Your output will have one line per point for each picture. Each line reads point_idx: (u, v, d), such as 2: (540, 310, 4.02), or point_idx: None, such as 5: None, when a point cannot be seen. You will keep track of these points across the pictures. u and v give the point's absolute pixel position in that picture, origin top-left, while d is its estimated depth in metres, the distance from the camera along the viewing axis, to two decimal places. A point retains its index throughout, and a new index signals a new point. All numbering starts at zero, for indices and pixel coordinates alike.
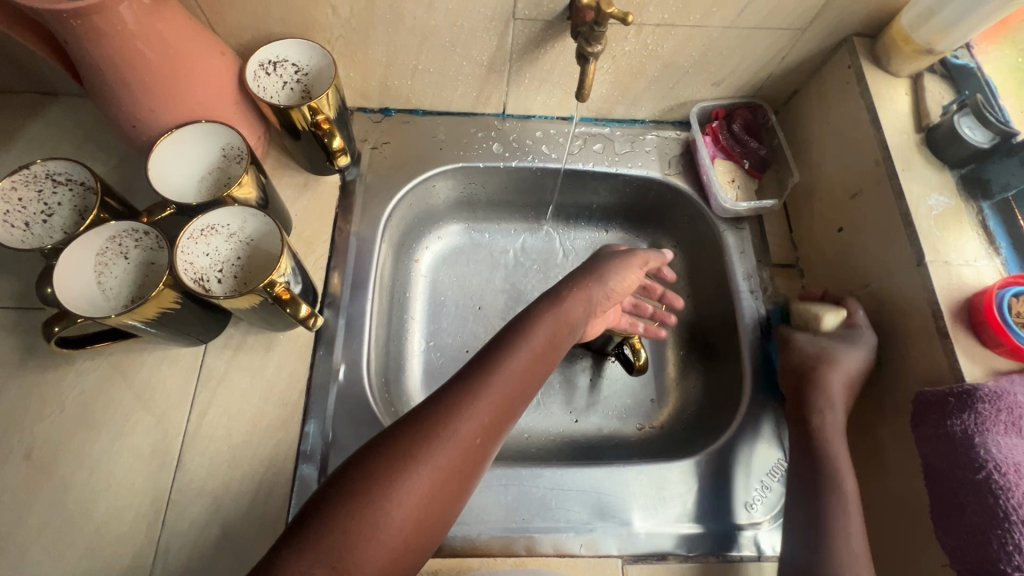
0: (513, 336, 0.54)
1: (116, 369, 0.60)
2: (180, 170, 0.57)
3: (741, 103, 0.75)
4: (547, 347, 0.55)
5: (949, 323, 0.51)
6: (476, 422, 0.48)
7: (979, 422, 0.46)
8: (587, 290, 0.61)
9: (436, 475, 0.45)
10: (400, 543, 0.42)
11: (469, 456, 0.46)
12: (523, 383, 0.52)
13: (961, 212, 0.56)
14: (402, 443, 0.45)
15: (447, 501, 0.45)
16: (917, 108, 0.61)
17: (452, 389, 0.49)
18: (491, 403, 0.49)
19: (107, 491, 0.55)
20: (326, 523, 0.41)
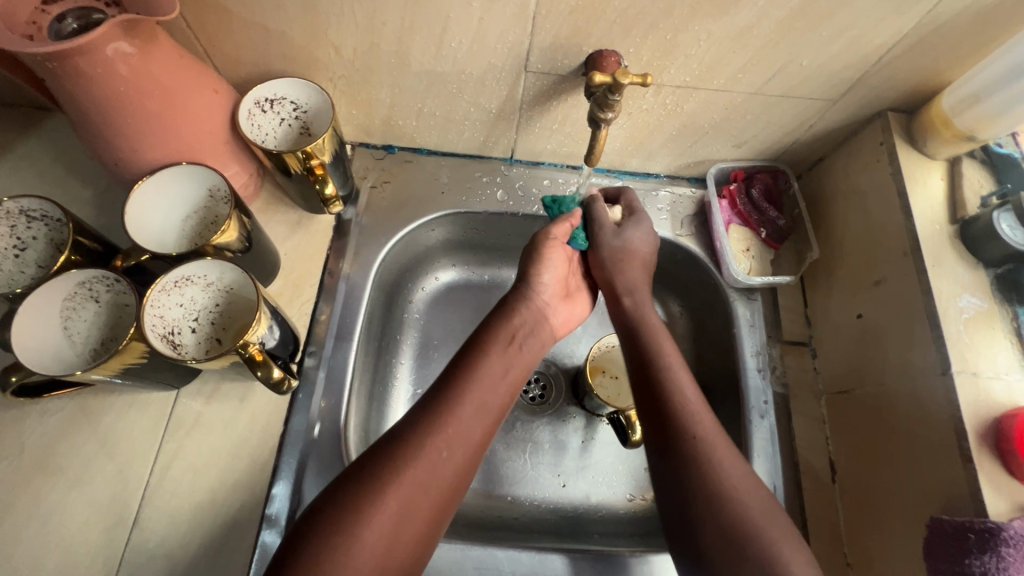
0: (474, 361, 0.53)
1: (82, 411, 0.57)
2: (150, 217, 0.54)
3: (762, 166, 0.71)
4: (515, 372, 0.54)
5: (973, 446, 0.47)
6: (442, 448, 0.46)
7: (1002, 567, 0.42)
8: (531, 298, 0.60)
9: (422, 476, 0.44)
10: (371, 574, 0.40)
11: (438, 478, 0.45)
12: (490, 405, 0.51)
13: (994, 316, 0.52)
14: (368, 476, 0.44)
15: (438, 501, 0.45)
16: (952, 196, 0.57)
17: (418, 415, 0.48)
18: (473, 406, 0.50)
19: (57, 546, 0.52)
20: (309, 544, 0.39)
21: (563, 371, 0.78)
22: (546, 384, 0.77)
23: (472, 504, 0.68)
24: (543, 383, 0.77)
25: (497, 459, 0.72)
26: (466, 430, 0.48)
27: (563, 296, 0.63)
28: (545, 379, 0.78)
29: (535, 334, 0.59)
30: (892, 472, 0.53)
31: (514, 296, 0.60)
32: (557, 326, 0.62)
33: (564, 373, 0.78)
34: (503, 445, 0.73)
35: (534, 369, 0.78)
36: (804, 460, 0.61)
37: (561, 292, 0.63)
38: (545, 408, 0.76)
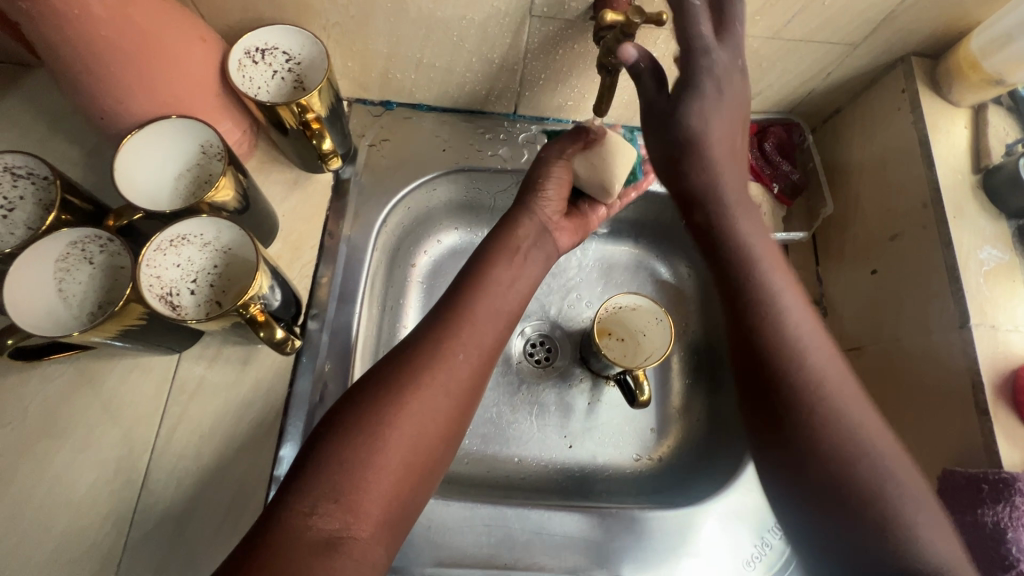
0: (484, 273, 0.54)
1: (83, 375, 0.56)
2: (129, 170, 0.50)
3: (776, 118, 0.68)
4: (526, 281, 0.56)
5: (990, 398, 0.46)
6: (455, 352, 0.48)
7: (1015, 517, 0.42)
8: (533, 210, 0.60)
9: (437, 384, 0.46)
10: (398, 466, 0.42)
11: (453, 382, 0.46)
12: (500, 312, 0.53)
13: (1014, 269, 0.50)
14: (388, 373, 0.46)
15: (455, 407, 0.46)
16: (977, 145, 0.54)
17: (434, 324, 0.50)
18: (483, 313, 0.51)
19: (66, 507, 0.52)
20: (329, 456, 0.40)
21: (569, 334, 0.77)
22: (551, 347, 0.77)
23: (480, 465, 0.69)
24: (548, 347, 0.77)
25: (502, 421, 0.72)
26: (478, 336, 0.50)
27: (563, 213, 0.63)
28: (551, 342, 0.77)
29: (539, 245, 0.59)
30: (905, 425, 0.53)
31: (517, 209, 0.60)
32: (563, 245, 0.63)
33: (570, 336, 0.77)
34: (509, 407, 0.72)
35: (540, 332, 0.77)
36: None
37: (563, 209, 0.63)
38: (551, 370, 0.75)
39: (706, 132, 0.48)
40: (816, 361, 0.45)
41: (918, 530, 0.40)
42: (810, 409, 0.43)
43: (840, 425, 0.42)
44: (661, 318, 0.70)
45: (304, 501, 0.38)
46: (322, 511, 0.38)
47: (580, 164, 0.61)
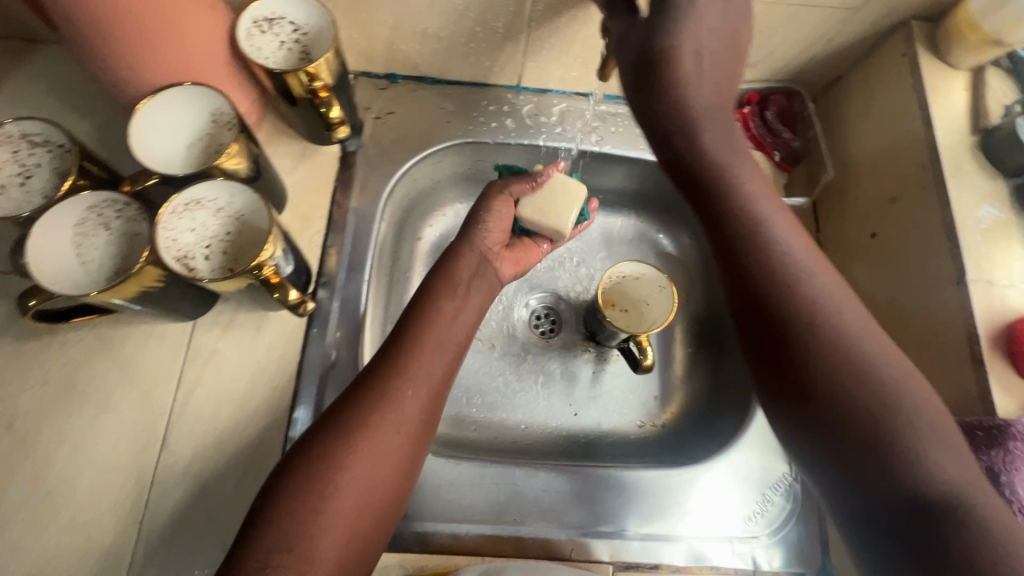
0: (430, 307, 0.54)
1: (101, 342, 0.57)
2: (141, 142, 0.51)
3: (778, 87, 0.69)
4: (470, 314, 0.56)
5: (985, 350, 0.47)
6: (404, 387, 0.48)
7: (1009, 461, 0.43)
8: (473, 242, 0.60)
9: (389, 421, 0.46)
10: (351, 509, 0.42)
11: (405, 420, 0.46)
12: (448, 344, 0.53)
13: (1011, 226, 0.51)
14: (338, 414, 0.45)
15: (407, 445, 0.46)
16: (975, 106, 0.55)
17: (383, 361, 0.50)
18: (431, 349, 0.51)
19: (88, 467, 0.53)
20: (279, 505, 0.41)
21: (574, 306, 0.78)
22: (556, 319, 0.78)
23: (487, 432, 0.70)
24: (553, 319, 0.78)
25: (509, 390, 0.73)
26: (428, 370, 0.50)
27: (504, 246, 0.63)
28: (556, 314, 0.78)
29: (481, 277, 0.59)
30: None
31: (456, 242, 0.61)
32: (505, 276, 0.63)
33: (574, 307, 0.78)
34: (515, 376, 0.74)
35: (545, 304, 0.78)
36: None
37: (506, 242, 0.63)
38: (556, 341, 0.76)
39: (681, 51, 0.48)
40: (817, 279, 0.44)
41: (936, 469, 0.38)
42: (816, 338, 0.42)
43: (834, 342, 0.42)
44: (665, 286, 0.72)
45: (255, 551, 0.39)
46: (275, 564, 0.38)
47: (523, 203, 0.62)
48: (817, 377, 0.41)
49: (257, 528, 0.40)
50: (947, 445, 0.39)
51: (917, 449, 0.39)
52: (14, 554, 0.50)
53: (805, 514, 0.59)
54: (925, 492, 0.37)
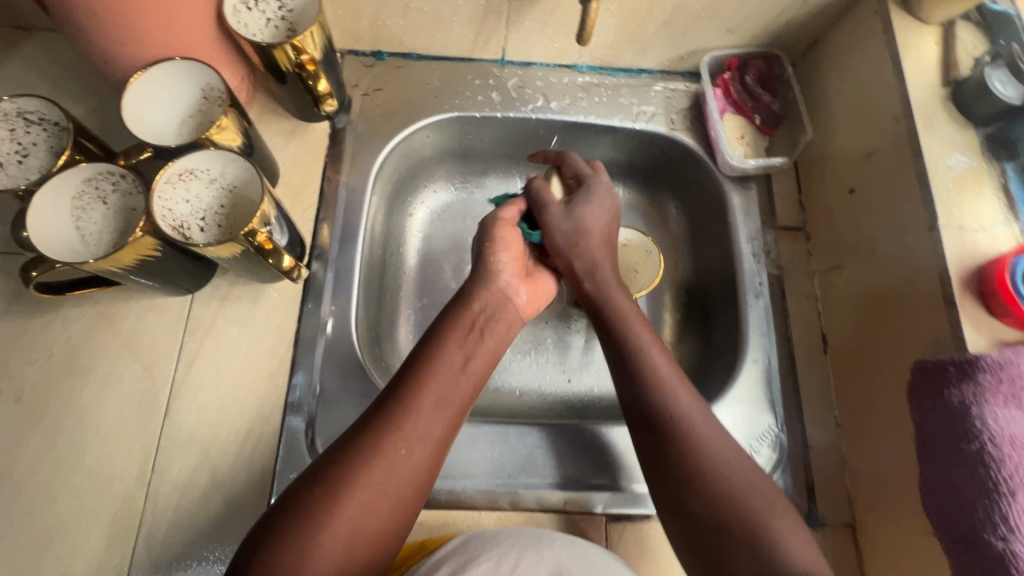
0: (437, 350, 0.51)
1: (104, 316, 0.59)
2: (134, 113, 0.53)
3: (756, 53, 0.70)
4: (479, 360, 0.53)
5: (957, 291, 0.49)
6: (399, 445, 0.45)
7: (978, 393, 0.44)
8: (491, 282, 0.58)
9: (379, 481, 0.44)
10: (330, 574, 0.40)
11: (396, 480, 0.44)
12: (452, 398, 0.49)
13: (982, 173, 0.53)
14: (326, 473, 0.44)
15: (394, 504, 0.44)
16: (946, 59, 0.56)
17: (380, 414, 0.47)
18: (431, 404, 0.48)
19: (96, 436, 0.55)
20: (260, 564, 0.39)
21: None
22: None
23: (483, 398, 0.72)
24: None
25: (503, 359, 0.75)
26: (424, 427, 0.47)
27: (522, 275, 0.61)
28: None
29: (497, 315, 0.57)
30: (890, 328, 0.55)
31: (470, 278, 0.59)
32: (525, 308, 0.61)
33: None
34: (509, 346, 0.75)
35: None
36: (798, 335, 0.64)
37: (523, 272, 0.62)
38: (549, 311, 0.78)
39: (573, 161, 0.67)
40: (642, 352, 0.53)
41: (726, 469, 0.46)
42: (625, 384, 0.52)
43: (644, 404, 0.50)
44: (652, 251, 0.73)
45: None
46: None
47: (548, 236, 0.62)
48: (670, 420, 0.48)
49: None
50: (771, 494, 0.45)
51: (734, 473, 0.46)
52: (28, 519, 0.52)
53: (793, 467, 0.59)
54: (734, 502, 0.44)
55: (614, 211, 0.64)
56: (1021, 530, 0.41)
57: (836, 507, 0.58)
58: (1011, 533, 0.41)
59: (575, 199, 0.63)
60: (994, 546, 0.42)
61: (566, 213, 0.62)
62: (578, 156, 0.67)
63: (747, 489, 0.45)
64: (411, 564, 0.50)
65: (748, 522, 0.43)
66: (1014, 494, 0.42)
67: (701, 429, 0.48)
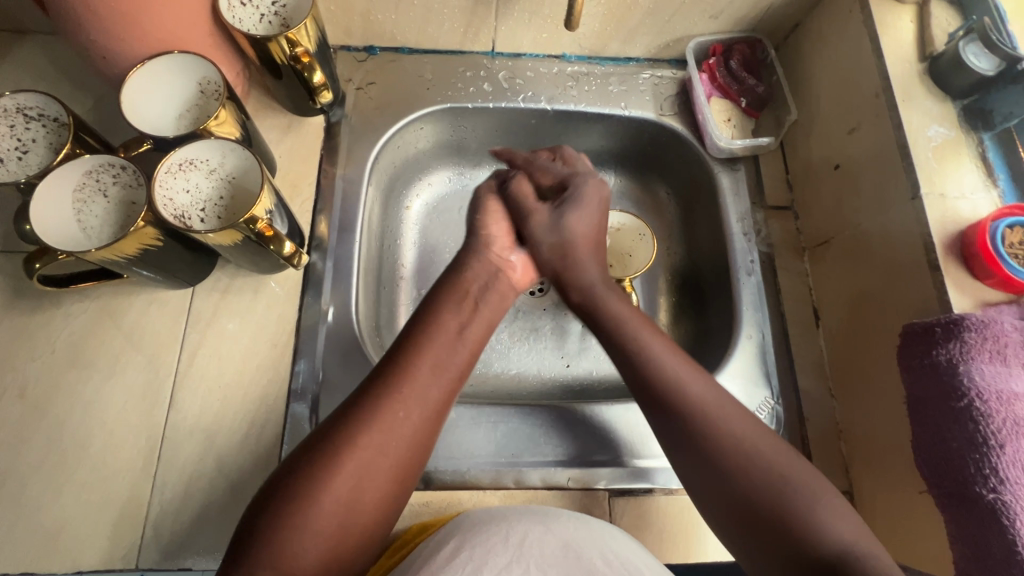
0: (433, 316, 0.53)
1: (105, 311, 0.60)
2: (132, 107, 0.54)
3: (739, 38, 0.72)
4: (478, 327, 0.55)
5: (941, 256, 0.50)
6: (398, 406, 0.47)
7: (965, 351, 0.46)
8: (480, 252, 0.60)
9: (381, 440, 0.45)
10: (335, 529, 0.42)
11: (398, 444, 0.46)
12: (448, 362, 0.51)
13: (960, 143, 0.55)
14: (328, 434, 0.45)
15: (396, 467, 0.45)
16: (922, 35, 0.58)
17: (378, 379, 0.48)
18: (428, 368, 0.49)
19: (101, 429, 0.55)
20: (267, 528, 0.40)
21: None
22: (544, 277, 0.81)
23: (483, 384, 0.73)
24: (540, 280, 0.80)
25: (502, 346, 0.76)
26: (422, 391, 0.48)
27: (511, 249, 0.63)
28: None
29: (490, 287, 0.58)
30: (880, 295, 0.56)
31: (465, 250, 0.61)
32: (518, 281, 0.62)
33: None
34: (507, 333, 0.76)
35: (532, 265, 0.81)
36: (791, 310, 0.66)
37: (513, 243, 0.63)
38: (545, 299, 0.79)
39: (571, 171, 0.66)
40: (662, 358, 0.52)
41: (767, 461, 0.46)
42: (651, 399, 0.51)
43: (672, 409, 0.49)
44: (644, 234, 0.76)
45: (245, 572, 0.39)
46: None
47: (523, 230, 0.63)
48: (671, 383, 0.50)
49: (247, 559, 0.40)
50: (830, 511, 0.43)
51: (726, 412, 0.48)
52: (35, 511, 0.52)
53: (790, 438, 0.60)
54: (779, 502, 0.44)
55: (602, 206, 0.64)
56: (1011, 482, 0.43)
57: (833, 476, 0.59)
58: (1000, 484, 0.43)
59: (563, 207, 0.63)
60: (985, 497, 0.43)
61: (554, 222, 0.62)
62: (547, 157, 0.68)
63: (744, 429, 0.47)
64: (417, 543, 0.50)
65: (733, 460, 0.46)
66: (1003, 446, 0.43)
67: (696, 390, 0.50)
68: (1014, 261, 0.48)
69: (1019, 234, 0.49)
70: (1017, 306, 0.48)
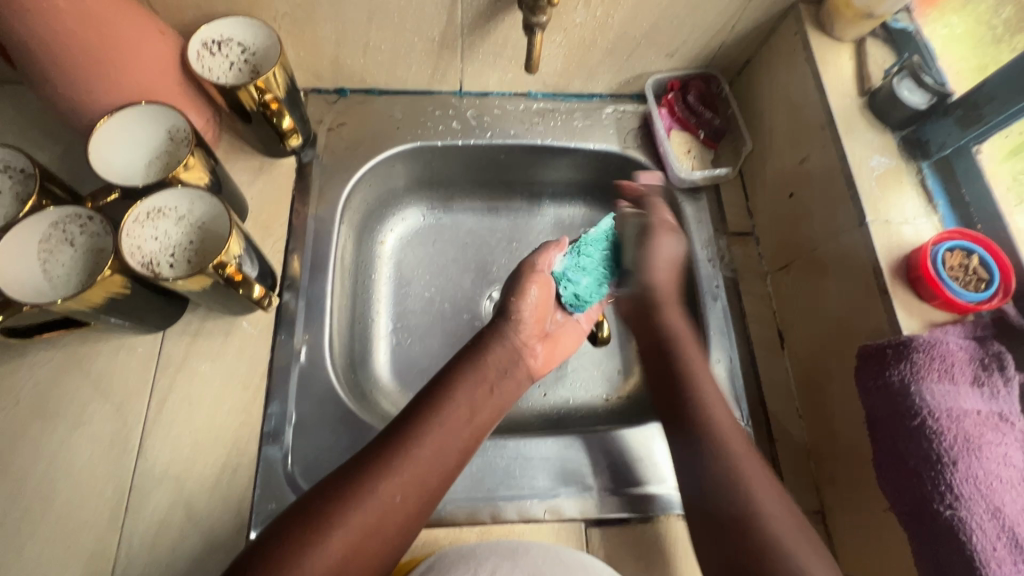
0: (444, 394, 0.54)
1: (72, 359, 0.59)
2: (101, 159, 0.54)
3: (694, 74, 0.76)
4: (485, 415, 0.55)
5: (888, 279, 0.53)
6: (395, 490, 0.47)
7: (915, 371, 0.48)
8: (508, 335, 0.61)
9: (373, 521, 0.45)
10: None
11: (390, 525, 0.46)
12: (452, 448, 0.51)
13: (901, 172, 0.58)
14: (316, 510, 0.45)
15: (382, 545, 0.46)
16: (860, 72, 0.63)
17: (382, 453, 0.48)
18: (432, 451, 0.50)
19: (66, 480, 0.54)
20: None
21: None
22: None
23: None
24: None
25: None
26: (422, 477, 0.48)
27: (539, 335, 0.64)
28: None
29: (512, 371, 0.60)
30: (838, 316, 0.58)
31: (493, 330, 0.61)
32: (536, 368, 0.63)
33: None
34: None
35: None
36: (756, 333, 0.68)
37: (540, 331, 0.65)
38: None
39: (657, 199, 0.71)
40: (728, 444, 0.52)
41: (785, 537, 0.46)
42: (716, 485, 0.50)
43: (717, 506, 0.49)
44: None
45: None
46: None
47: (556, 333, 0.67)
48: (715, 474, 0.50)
49: None
50: None
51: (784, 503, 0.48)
52: None
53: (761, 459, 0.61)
54: None
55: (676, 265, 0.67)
56: (965, 498, 0.44)
57: (805, 495, 0.60)
58: (956, 500, 0.44)
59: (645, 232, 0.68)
60: (942, 514, 0.44)
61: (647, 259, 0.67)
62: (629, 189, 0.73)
63: (771, 505, 0.48)
64: None
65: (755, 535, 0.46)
66: (956, 463, 0.45)
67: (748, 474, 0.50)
68: (953, 283, 0.51)
69: (959, 257, 0.52)
70: (962, 325, 0.50)
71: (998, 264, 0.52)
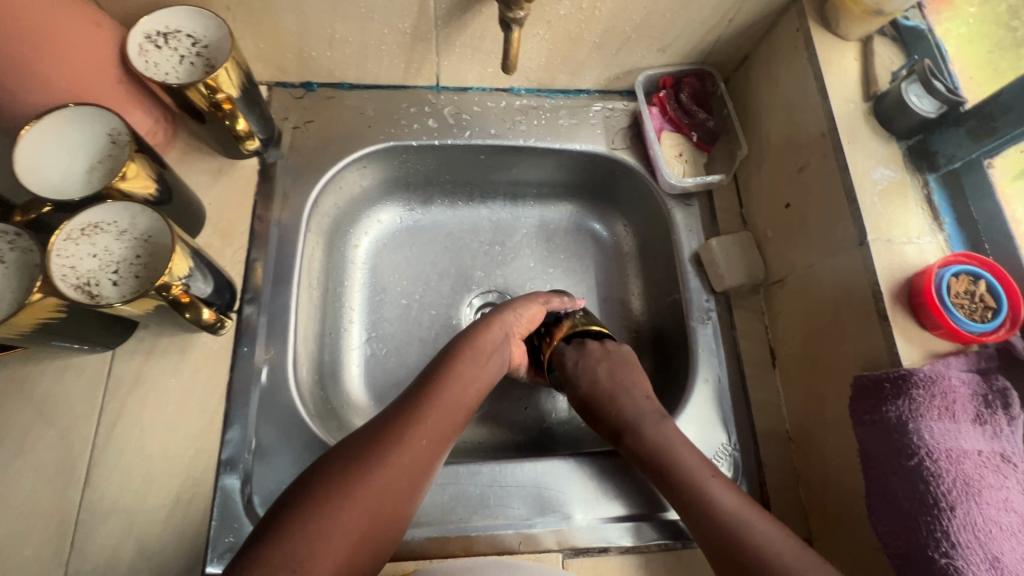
0: (449, 363, 0.54)
1: (12, 381, 0.55)
2: (32, 172, 0.49)
3: (688, 70, 0.71)
4: (483, 385, 0.55)
5: (888, 305, 0.49)
6: (409, 449, 0.46)
7: (914, 409, 0.45)
8: (506, 320, 0.61)
9: (388, 479, 0.44)
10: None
11: (406, 485, 0.45)
12: (458, 412, 0.51)
13: (905, 186, 0.54)
14: (331, 472, 0.43)
15: (395, 507, 0.44)
16: (866, 75, 0.58)
17: (393, 414, 0.48)
18: (439, 412, 0.50)
19: (6, 514, 0.51)
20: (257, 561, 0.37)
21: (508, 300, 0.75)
22: None
23: None
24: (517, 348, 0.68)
25: None
26: (435, 435, 0.48)
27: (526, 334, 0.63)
28: None
29: (501, 351, 0.59)
30: (834, 338, 0.55)
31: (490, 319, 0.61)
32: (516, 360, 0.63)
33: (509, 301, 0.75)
34: None
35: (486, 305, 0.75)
36: (746, 350, 0.64)
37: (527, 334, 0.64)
38: None
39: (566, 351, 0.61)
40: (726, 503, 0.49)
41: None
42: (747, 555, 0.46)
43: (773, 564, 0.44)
44: None
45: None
46: None
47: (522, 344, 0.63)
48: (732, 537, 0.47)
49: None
50: None
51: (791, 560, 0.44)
52: None
53: (748, 484, 0.59)
54: None
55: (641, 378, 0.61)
56: (961, 546, 0.41)
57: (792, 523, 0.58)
58: (952, 548, 0.41)
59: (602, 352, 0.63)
60: (937, 562, 0.42)
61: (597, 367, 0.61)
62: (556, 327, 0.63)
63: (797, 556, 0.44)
64: None
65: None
66: (953, 509, 0.42)
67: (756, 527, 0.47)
68: (958, 311, 0.47)
69: (965, 283, 0.48)
70: (965, 356, 0.48)
71: (1008, 291, 0.48)
